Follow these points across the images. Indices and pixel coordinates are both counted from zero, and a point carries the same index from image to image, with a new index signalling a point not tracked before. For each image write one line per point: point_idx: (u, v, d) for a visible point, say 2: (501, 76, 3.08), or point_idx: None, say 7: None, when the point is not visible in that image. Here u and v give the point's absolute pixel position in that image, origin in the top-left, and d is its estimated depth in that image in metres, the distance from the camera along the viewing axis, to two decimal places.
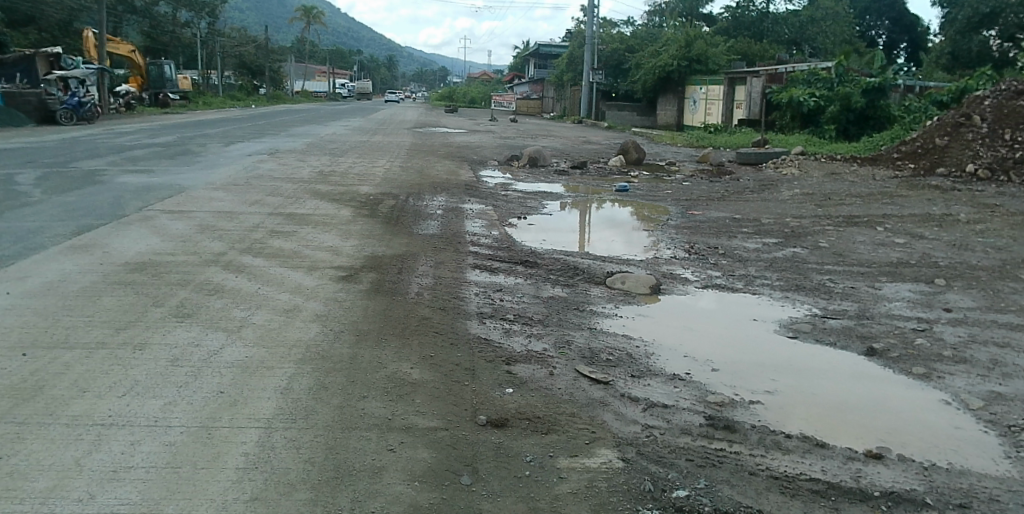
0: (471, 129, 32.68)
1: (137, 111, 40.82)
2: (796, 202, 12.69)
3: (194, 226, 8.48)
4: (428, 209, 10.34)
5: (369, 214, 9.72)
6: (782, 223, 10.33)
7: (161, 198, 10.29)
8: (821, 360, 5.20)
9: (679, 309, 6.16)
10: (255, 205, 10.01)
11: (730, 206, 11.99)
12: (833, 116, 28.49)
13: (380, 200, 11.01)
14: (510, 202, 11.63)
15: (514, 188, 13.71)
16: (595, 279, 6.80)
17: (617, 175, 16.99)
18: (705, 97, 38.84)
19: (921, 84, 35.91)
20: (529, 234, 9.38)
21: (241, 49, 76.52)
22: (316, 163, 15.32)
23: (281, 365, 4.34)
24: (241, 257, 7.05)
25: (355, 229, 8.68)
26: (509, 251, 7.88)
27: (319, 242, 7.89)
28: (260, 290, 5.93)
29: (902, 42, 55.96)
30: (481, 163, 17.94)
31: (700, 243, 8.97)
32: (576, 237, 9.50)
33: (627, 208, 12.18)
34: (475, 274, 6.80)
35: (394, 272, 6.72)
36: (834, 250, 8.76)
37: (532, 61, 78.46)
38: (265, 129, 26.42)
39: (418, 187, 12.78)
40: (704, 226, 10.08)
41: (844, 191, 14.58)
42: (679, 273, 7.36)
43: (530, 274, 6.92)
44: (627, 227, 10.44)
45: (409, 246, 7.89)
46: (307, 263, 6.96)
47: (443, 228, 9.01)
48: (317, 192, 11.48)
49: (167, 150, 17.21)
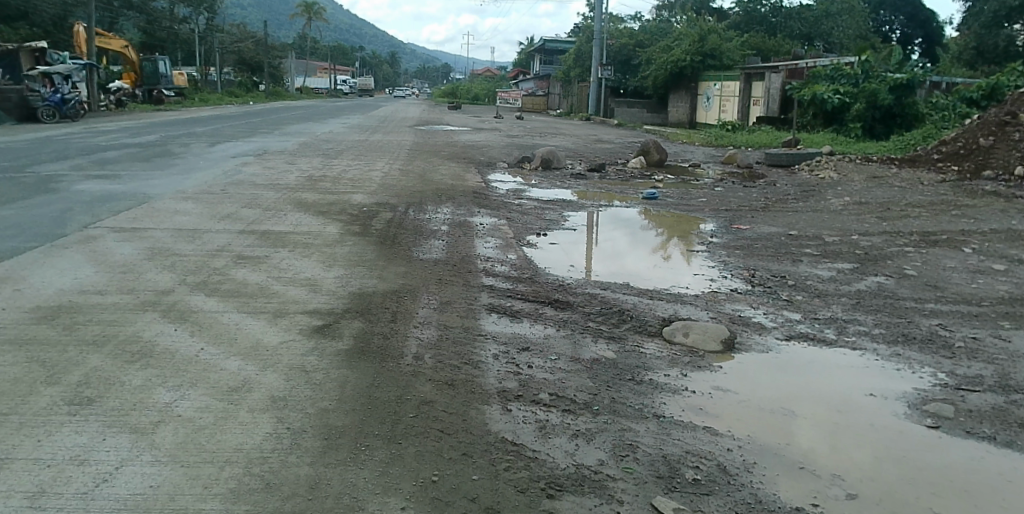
0: (476, 127, 31.11)
1: (130, 107, 39.39)
2: (850, 214, 11.10)
3: (143, 250, 6.94)
4: (431, 224, 8.80)
5: (361, 232, 8.17)
6: (849, 243, 8.74)
7: (116, 211, 8.76)
8: (988, 470, 3.67)
9: (766, 381, 4.59)
10: (225, 220, 8.48)
11: (778, 218, 10.41)
12: (859, 114, 26.87)
13: (375, 212, 9.44)
14: (526, 213, 10.06)
15: (528, 195, 12.17)
16: (647, 328, 5.23)
17: (639, 179, 15.43)
18: (720, 94, 37.14)
19: (947, 81, 34.23)
20: (549, 255, 7.72)
21: (240, 45, 74.99)
22: (306, 167, 13.82)
23: (201, 509, 2.86)
24: (188, 297, 5.51)
25: (340, 253, 7.09)
26: (532, 284, 6.29)
27: (293, 273, 6.33)
28: (202, 352, 4.40)
29: (916, 38, 54.10)
30: (489, 164, 16.43)
31: (761, 270, 7.40)
32: (599, 252, 8.20)
33: (656, 220, 10.41)
34: (492, 322, 5.22)
35: (387, 319, 5.16)
36: (925, 282, 7.19)
37: (536, 57, 76.77)
38: (259, 127, 24.91)
39: (418, 194, 11.22)
40: (759, 247, 8.47)
41: (898, 199, 12.96)
42: (753, 318, 5.77)
43: (563, 319, 5.34)
44: (658, 245, 8.81)
45: (408, 278, 6.31)
46: (274, 305, 5.41)
47: (448, 251, 7.43)
48: (302, 202, 9.92)
49: (146, 152, 15.69)
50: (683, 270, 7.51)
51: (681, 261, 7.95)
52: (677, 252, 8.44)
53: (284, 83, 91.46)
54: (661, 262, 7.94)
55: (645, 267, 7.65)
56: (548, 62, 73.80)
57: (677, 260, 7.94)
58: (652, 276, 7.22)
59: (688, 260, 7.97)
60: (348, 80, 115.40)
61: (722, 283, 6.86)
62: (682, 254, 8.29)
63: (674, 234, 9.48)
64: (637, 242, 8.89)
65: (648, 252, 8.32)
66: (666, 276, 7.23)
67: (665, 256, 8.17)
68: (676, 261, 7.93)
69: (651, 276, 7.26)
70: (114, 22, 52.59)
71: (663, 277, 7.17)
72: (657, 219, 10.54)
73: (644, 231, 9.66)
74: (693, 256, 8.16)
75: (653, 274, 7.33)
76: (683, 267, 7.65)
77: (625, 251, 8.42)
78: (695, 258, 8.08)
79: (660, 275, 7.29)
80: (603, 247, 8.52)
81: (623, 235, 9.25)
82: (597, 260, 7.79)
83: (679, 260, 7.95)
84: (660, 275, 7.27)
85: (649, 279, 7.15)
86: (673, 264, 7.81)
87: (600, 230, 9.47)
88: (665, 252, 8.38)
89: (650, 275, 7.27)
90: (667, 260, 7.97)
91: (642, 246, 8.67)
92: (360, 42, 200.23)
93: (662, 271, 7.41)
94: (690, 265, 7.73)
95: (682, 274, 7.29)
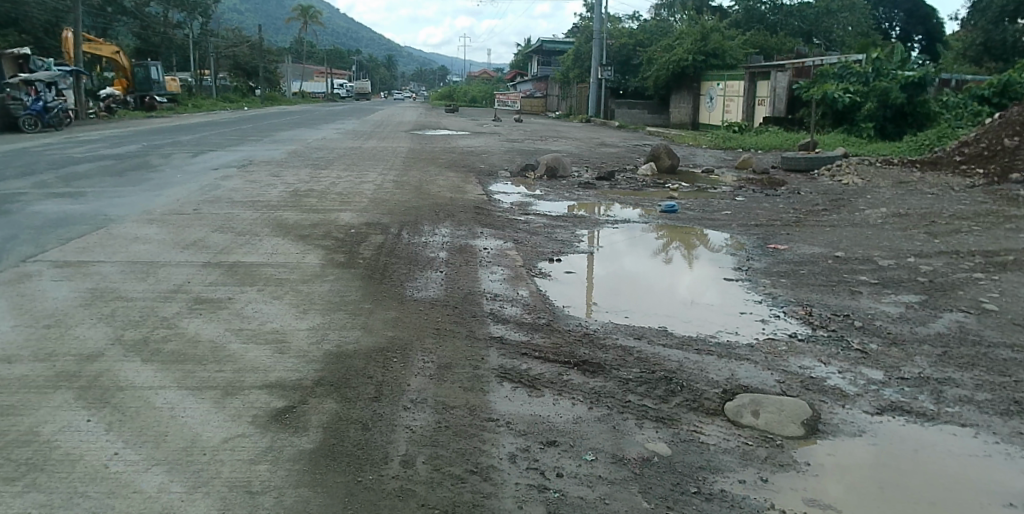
0: (476, 131, 29.94)
1: (119, 113, 38.18)
2: (893, 229, 9.93)
3: (82, 292, 5.77)
4: (428, 249, 7.63)
5: (345, 262, 7.00)
6: (907, 268, 7.61)
7: (66, 239, 7.61)
8: None
9: (868, 484, 3.46)
10: (189, 249, 7.31)
11: (816, 236, 9.28)
12: (870, 114, 25.72)
13: (363, 235, 8.27)
14: (534, 233, 8.91)
15: (535, 209, 11.02)
16: (704, 403, 4.09)
17: (652, 188, 14.29)
18: (724, 94, 35.98)
19: (958, 77, 33.03)
20: (568, 290, 6.52)
21: (234, 49, 73.68)
22: (291, 180, 12.67)
23: None
24: (118, 365, 4.35)
25: (317, 294, 5.92)
26: (550, 335, 5.10)
27: (258, 323, 5.17)
28: (114, 466, 3.26)
29: (916, 35, 52.93)
30: (490, 174, 15.30)
31: (821, 308, 6.25)
32: (614, 268, 7.56)
33: (669, 237, 9.28)
34: (505, 398, 4.06)
35: (369, 397, 3.98)
36: (1011, 318, 6.06)
37: (533, 58, 75.66)
38: (248, 134, 23.73)
39: (412, 211, 10.05)
40: (806, 274, 7.34)
41: (937, 209, 11.81)
42: (830, 384, 4.63)
43: (595, 390, 4.19)
44: (678, 268, 7.78)
45: (398, 328, 5.16)
46: (226, 374, 4.26)
47: (447, 287, 6.25)
48: (282, 224, 8.73)
49: (120, 164, 14.56)
50: (693, 273, 7.47)
51: (689, 264, 7.91)
52: (678, 253, 8.49)
53: (279, 87, 90.04)
54: (663, 265, 7.96)
55: (656, 271, 7.56)
56: (546, 62, 72.38)
57: (684, 264, 7.90)
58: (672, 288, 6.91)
59: (694, 263, 7.98)
60: (345, 83, 113.96)
61: (743, 299, 6.52)
62: (708, 279, 7.27)
63: (689, 248, 8.73)
64: (656, 265, 7.85)
65: (655, 256, 8.24)
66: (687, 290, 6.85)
67: (671, 259, 8.19)
68: (683, 264, 7.91)
69: (674, 298, 6.55)
70: (106, 27, 51.40)
71: (684, 292, 6.76)
72: (677, 236, 9.40)
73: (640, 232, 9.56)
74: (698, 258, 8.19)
75: (671, 293, 6.74)
76: (692, 269, 7.66)
77: (624, 252, 8.36)
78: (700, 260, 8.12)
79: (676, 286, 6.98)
80: (604, 248, 8.46)
81: (621, 238, 9.04)
82: (614, 280, 7.07)
83: (685, 263, 7.95)
84: (675, 283, 7.11)
85: (672, 296, 6.62)
86: (680, 267, 7.79)
87: (610, 244, 8.68)
88: (670, 255, 8.35)
89: (667, 284, 7.07)
90: (674, 264, 7.93)
91: (641, 247, 8.63)
92: (356, 45, 198.64)
93: (676, 280, 7.25)
94: (697, 267, 7.76)
95: (695, 280, 7.21)
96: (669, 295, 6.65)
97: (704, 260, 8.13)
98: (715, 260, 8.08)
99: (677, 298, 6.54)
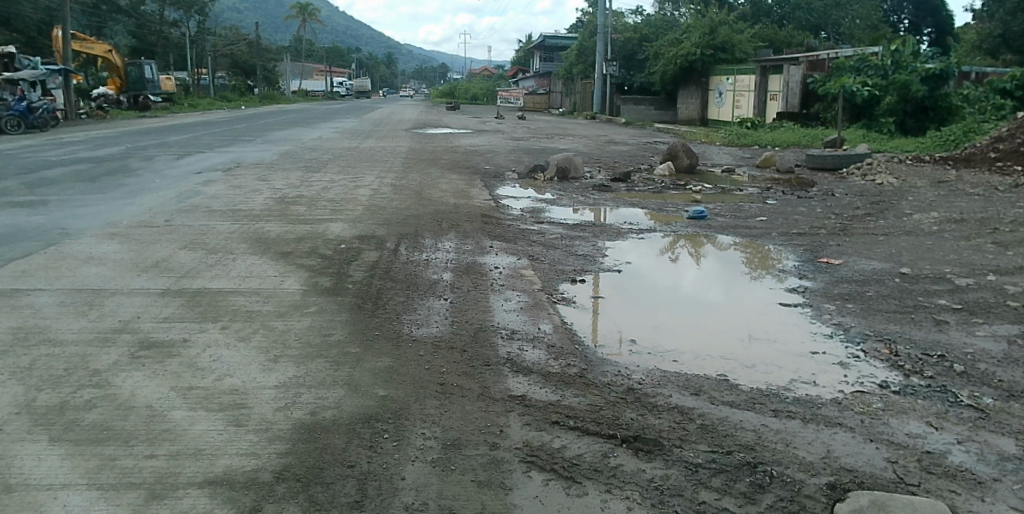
0: (478, 129, 28.77)
1: (112, 113, 37.11)
2: (951, 238, 8.83)
3: (3, 333, 4.70)
4: (431, 270, 6.51)
5: (332, 287, 5.90)
6: (991, 289, 6.50)
7: (7, 261, 6.53)
8: None
9: None
10: (148, 272, 6.21)
11: (868, 248, 8.20)
12: (890, 108, 24.55)
13: (355, 252, 7.17)
14: (552, 247, 7.83)
15: (547, 216, 9.94)
16: (805, 507, 2.99)
17: (671, 190, 13.18)
18: (733, 89, 34.85)
19: (977, 70, 31.83)
20: (604, 325, 5.37)
21: (232, 47, 72.48)
22: (280, 185, 11.60)
23: None
24: (13, 448, 3.27)
25: (293, 332, 4.82)
26: (585, 393, 4.00)
27: (215, 377, 4.10)
28: None
29: (925, 27, 51.71)
30: (496, 175, 14.19)
31: (904, 346, 5.17)
32: (643, 288, 6.53)
33: (683, 243, 8.48)
34: (533, 499, 2.96)
35: (348, 502, 2.89)
36: None
37: (535, 54, 74.41)
38: (240, 134, 22.62)
39: (410, 220, 8.99)
40: (876, 299, 6.26)
41: (990, 213, 10.70)
42: (954, 463, 3.54)
43: (654, 485, 3.09)
44: (687, 272, 7.22)
45: (391, 383, 4.04)
46: (156, 462, 3.17)
47: (453, 322, 5.14)
48: (262, 238, 7.65)
49: (98, 168, 13.48)
50: (729, 291, 6.57)
51: (720, 278, 7.01)
52: (685, 253, 8.06)
53: (278, 86, 88.84)
54: (674, 268, 7.33)
55: (687, 287, 6.68)
56: (548, 59, 71.07)
57: (715, 279, 6.99)
58: (716, 313, 5.94)
59: (723, 276, 7.13)
60: (346, 81, 112.67)
61: (802, 330, 5.49)
62: (727, 290, 6.60)
63: (721, 262, 7.72)
64: (666, 270, 7.21)
65: (680, 268, 7.35)
66: (733, 314, 5.88)
67: (695, 270, 7.38)
68: (713, 278, 7.02)
69: (725, 328, 5.52)
70: (101, 26, 50.35)
71: (733, 319, 5.77)
72: (708, 247, 8.38)
73: (660, 240, 8.56)
74: (727, 270, 7.35)
75: (718, 320, 5.73)
76: (725, 284, 6.81)
77: (632, 257, 7.66)
78: (729, 272, 7.26)
79: (720, 310, 6.01)
80: (611, 254, 7.71)
81: (632, 246, 8.12)
82: (649, 306, 6.00)
83: (715, 278, 7.05)
84: (715, 305, 6.18)
85: (722, 324, 5.60)
86: (711, 282, 6.90)
87: (627, 258, 7.56)
88: (697, 268, 7.44)
89: (707, 306, 6.14)
90: (704, 276, 7.04)
91: (646, 245, 8.15)
92: (357, 44, 197.65)
93: (715, 301, 6.31)
94: (730, 282, 6.88)
95: (734, 300, 6.31)
96: (717, 322, 5.67)
97: (730, 270, 7.33)
98: (748, 273, 7.17)
99: (730, 328, 5.52)
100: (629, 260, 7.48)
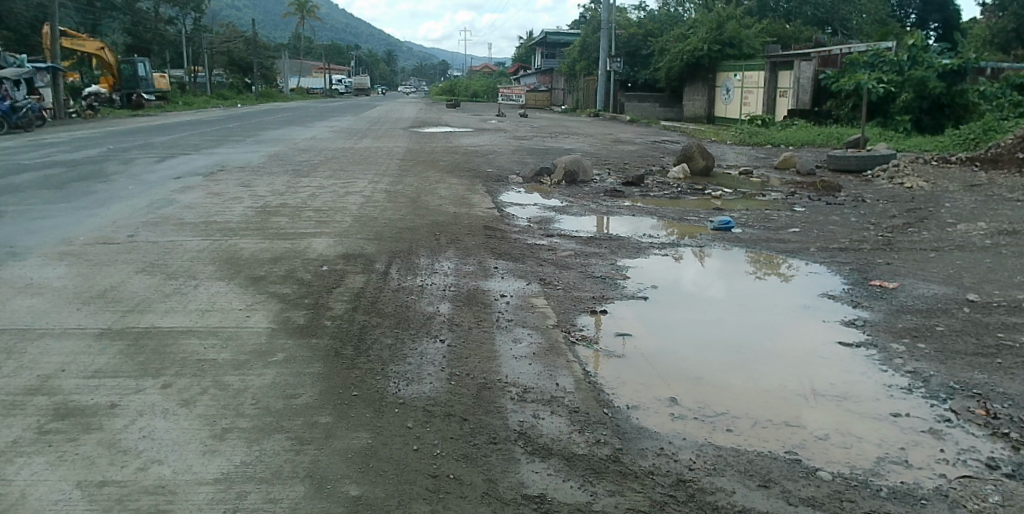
0: (480, 128, 27.73)
1: (103, 112, 36.13)
2: (1010, 254, 7.87)
3: None
4: (429, 302, 5.53)
5: (306, 324, 4.94)
6: None
7: None
8: None
9: None
10: (92, 304, 5.26)
11: (918, 267, 7.23)
12: (906, 105, 23.50)
13: (339, 275, 6.22)
14: (566, 267, 6.87)
15: (556, 228, 8.98)
16: None
17: (689, 195, 12.22)
18: (741, 85, 33.80)
19: (993, 65, 30.67)
20: (637, 375, 4.40)
21: (229, 44, 71.35)
22: (264, 191, 10.64)
23: None
24: None
25: (251, 392, 3.88)
26: (621, 490, 3.05)
27: (135, 464, 3.16)
28: None
29: (933, 22, 50.44)
30: (499, 179, 13.23)
31: (1006, 405, 4.19)
32: (674, 321, 5.59)
33: (697, 251, 7.90)
34: None
35: None
36: None
37: (536, 51, 73.11)
38: (231, 134, 21.64)
39: (405, 234, 8.05)
40: (953, 338, 5.27)
41: None
42: None
43: None
44: (691, 274, 6.94)
45: (369, 478, 3.08)
46: None
47: (451, 376, 4.15)
48: (234, 258, 6.71)
49: (71, 173, 12.55)
50: (772, 324, 5.63)
51: (760, 307, 6.08)
52: (692, 255, 7.70)
53: (277, 83, 87.65)
54: (692, 283, 6.67)
55: (724, 319, 5.74)
56: (549, 55, 69.78)
57: (754, 307, 6.06)
58: (765, 353, 4.98)
59: (764, 303, 6.20)
60: (344, 79, 111.39)
61: (872, 381, 4.53)
62: (727, 294, 6.39)
63: (744, 275, 7.05)
64: (670, 274, 6.87)
65: (715, 292, 6.41)
66: (785, 358, 4.92)
67: (731, 293, 6.44)
68: (753, 307, 6.09)
69: (781, 378, 4.55)
70: (96, 24, 49.37)
71: (787, 363, 4.81)
72: (731, 260, 7.59)
73: (686, 256, 7.66)
74: (765, 294, 6.43)
75: (767, 364, 4.78)
76: (768, 315, 5.86)
77: (658, 278, 6.72)
78: (770, 298, 6.32)
79: (768, 351, 5.06)
80: (634, 271, 6.92)
81: (655, 264, 7.21)
82: (683, 345, 5.04)
83: (756, 305, 6.11)
84: (760, 342, 5.24)
85: (776, 372, 4.64)
86: (752, 311, 5.97)
87: (652, 281, 6.60)
88: (732, 291, 6.51)
89: (751, 344, 5.20)
90: (741, 305, 6.11)
91: (651, 250, 7.76)
92: (357, 41, 196.28)
93: (759, 336, 5.37)
94: (773, 312, 5.93)
95: (782, 337, 5.36)
96: (768, 369, 4.69)
97: (770, 294, 6.40)
98: (792, 301, 6.22)
99: (785, 377, 4.56)
100: (655, 284, 6.52)
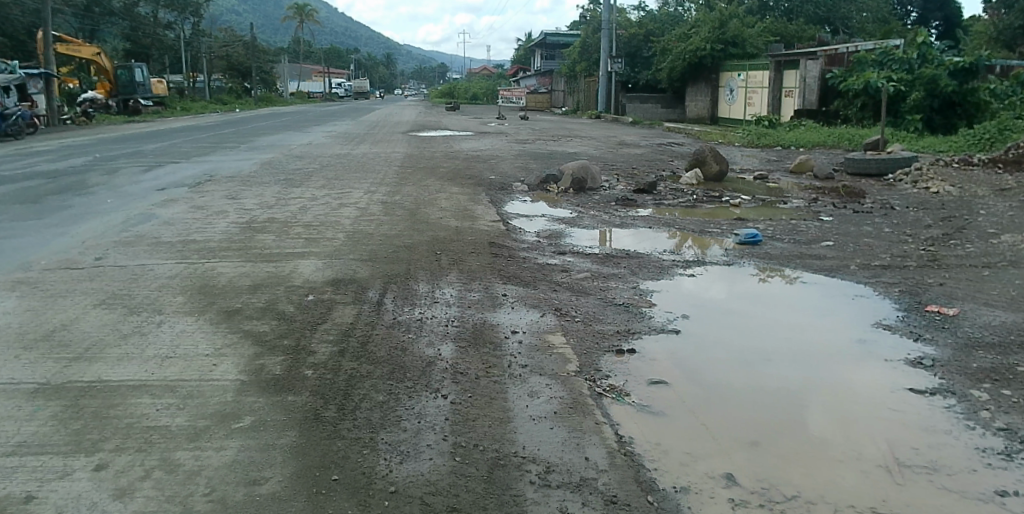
0: (482, 131, 26.98)
1: (98, 118, 35.37)
2: None
3: None
4: (428, 343, 4.74)
5: (281, 375, 4.15)
6: None
7: None
8: None
9: None
10: (31, 351, 4.48)
11: (968, 288, 6.47)
12: (917, 104, 22.70)
13: (326, 307, 5.45)
14: (580, 292, 6.11)
15: (566, 243, 8.23)
16: None
17: (704, 203, 11.46)
18: (745, 85, 33.04)
19: (1002, 62, 29.93)
20: (685, 442, 3.62)
21: (228, 49, 70.53)
22: (252, 204, 9.89)
23: None
24: None
25: (204, 477, 3.10)
26: None
27: None
28: None
29: (935, 20, 49.70)
30: (502, 187, 12.46)
31: None
32: (713, 358, 4.83)
33: (714, 267, 7.20)
34: None
35: None
36: None
37: (536, 52, 72.30)
38: (224, 139, 20.89)
39: (402, 253, 7.30)
40: None
41: None
42: None
43: None
44: (713, 296, 6.26)
45: None
46: None
47: (455, 450, 3.36)
48: (208, 286, 5.94)
49: (49, 185, 11.77)
50: (824, 361, 4.87)
51: (806, 339, 5.31)
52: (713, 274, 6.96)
53: (275, 87, 86.75)
54: (722, 309, 5.91)
55: (770, 355, 4.95)
56: (549, 56, 68.99)
57: (801, 340, 5.28)
58: (824, 402, 4.22)
59: (810, 333, 5.42)
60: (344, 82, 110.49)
61: (961, 443, 3.76)
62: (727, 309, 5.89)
63: (770, 295, 6.37)
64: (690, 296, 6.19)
65: (753, 322, 5.64)
66: (848, 409, 4.15)
67: (770, 321, 5.69)
68: (798, 339, 5.31)
69: (850, 440, 3.78)
70: (92, 29, 48.57)
71: (853, 418, 4.04)
72: (754, 278, 6.89)
73: (710, 275, 6.92)
74: (808, 322, 5.67)
75: (831, 418, 4.02)
76: (817, 349, 5.09)
77: (684, 305, 5.95)
78: (816, 328, 5.53)
79: (829, 398, 4.28)
80: (657, 295, 6.16)
81: (678, 286, 6.45)
82: (730, 394, 4.26)
83: (802, 337, 5.35)
84: (817, 385, 4.46)
85: (841, 429, 3.88)
86: (796, 342, 5.22)
87: (681, 309, 5.82)
88: (772, 319, 5.72)
89: (807, 387, 4.42)
90: (786, 337, 5.33)
91: (671, 270, 7.00)
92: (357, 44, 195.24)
93: (814, 376, 4.59)
94: (824, 346, 5.16)
95: (840, 379, 4.58)
96: (829, 425, 3.94)
97: (815, 324, 5.62)
98: (841, 332, 5.44)
99: (856, 439, 3.79)
100: (684, 313, 5.74)
